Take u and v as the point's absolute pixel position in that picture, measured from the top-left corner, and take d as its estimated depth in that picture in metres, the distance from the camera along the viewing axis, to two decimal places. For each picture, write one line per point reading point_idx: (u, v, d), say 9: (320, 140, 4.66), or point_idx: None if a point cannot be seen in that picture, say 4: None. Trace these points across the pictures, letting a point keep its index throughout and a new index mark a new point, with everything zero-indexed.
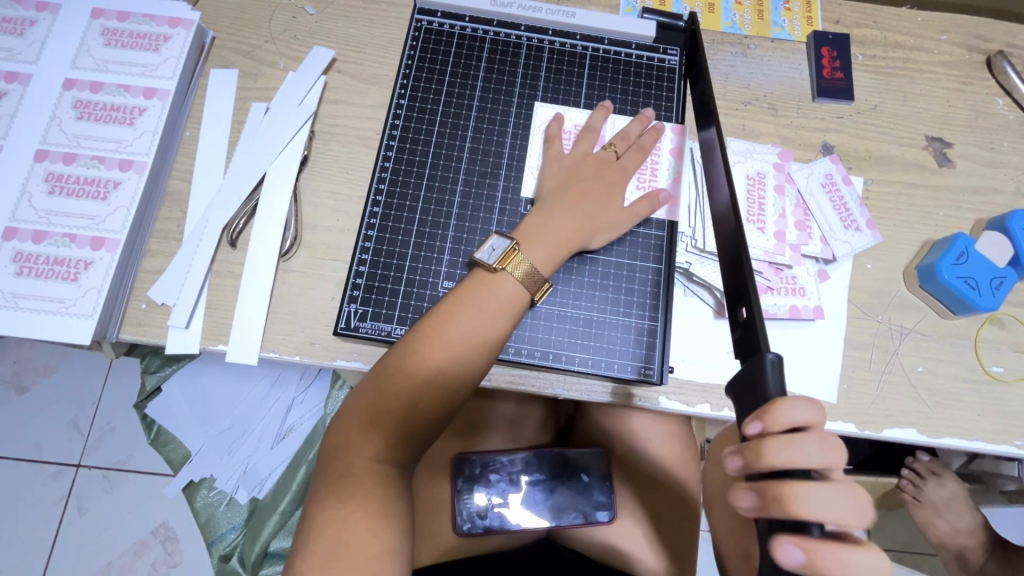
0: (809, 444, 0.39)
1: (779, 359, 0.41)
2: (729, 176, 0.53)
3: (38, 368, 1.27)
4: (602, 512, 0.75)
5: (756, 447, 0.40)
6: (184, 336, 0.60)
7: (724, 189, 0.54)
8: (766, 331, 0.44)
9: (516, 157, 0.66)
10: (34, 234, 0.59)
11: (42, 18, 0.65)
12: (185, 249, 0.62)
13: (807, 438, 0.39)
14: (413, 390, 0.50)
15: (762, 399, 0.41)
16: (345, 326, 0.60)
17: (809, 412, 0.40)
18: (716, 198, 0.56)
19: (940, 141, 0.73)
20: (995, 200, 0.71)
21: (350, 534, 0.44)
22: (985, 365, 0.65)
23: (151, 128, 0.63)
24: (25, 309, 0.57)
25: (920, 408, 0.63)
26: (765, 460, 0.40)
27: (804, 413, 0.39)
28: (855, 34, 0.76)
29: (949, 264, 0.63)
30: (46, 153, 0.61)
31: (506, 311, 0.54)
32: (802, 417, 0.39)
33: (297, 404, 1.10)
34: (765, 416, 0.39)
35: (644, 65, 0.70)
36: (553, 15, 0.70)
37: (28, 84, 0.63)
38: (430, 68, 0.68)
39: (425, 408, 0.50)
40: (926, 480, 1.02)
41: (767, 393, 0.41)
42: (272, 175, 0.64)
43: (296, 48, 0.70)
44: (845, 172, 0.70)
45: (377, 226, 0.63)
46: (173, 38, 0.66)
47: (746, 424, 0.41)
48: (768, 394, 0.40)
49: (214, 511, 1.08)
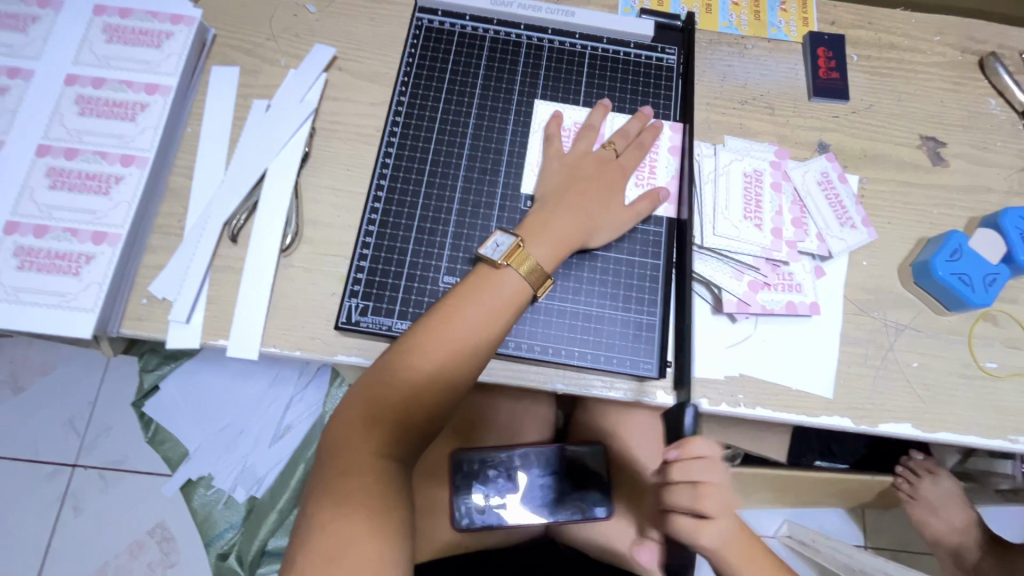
0: (699, 470, 0.56)
1: None
2: None
3: (35, 367, 1.27)
4: (600, 509, 0.75)
5: (667, 468, 0.57)
6: (185, 331, 0.60)
7: None
8: None
9: (516, 154, 0.67)
10: (35, 229, 0.59)
11: (45, 14, 0.66)
12: (186, 244, 0.62)
13: (702, 466, 0.55)
14: (417, 385, 0.51)
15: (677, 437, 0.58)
16: (347, 320, 0.60)
17: (706, 451, 0.57)
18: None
19: (934, 140, 0.74)
20: (988, 198, 0.72)
21: (350, 533, 0.44)
22: (979, 361, 0.66)
23: (153, 124, 0.63)
24: (26, 303, 0.57)
25: (915, 403, 0.64)
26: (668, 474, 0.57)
27: (701, 450, 0.56)
28: (851, 36, 0.77)
29: (943, 261, 0.64)
30: (48, 148, 0.62)
31: (508, 306, 0.54)
32: (700, 452, 0.57)
33: (295, 403, 1.10)
34: (681, 446, 0.56)
35: (643, 64, 0.71)
36: (553, 14, 0.71)
37: (30, 80, 0.64)
38: (431, 66, 0.69)
39: (428, 403, 0.51)
40: (921, 478, 1.03)
41: None
42: (273, 171, 0.65)
43: (298, 45, 0.70)
44: (840, 170, 0.71)
45: (378, 222, 0.63)
46: (175, 35, 0.66)
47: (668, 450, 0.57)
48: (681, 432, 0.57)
49: (212, 509, 1.08)
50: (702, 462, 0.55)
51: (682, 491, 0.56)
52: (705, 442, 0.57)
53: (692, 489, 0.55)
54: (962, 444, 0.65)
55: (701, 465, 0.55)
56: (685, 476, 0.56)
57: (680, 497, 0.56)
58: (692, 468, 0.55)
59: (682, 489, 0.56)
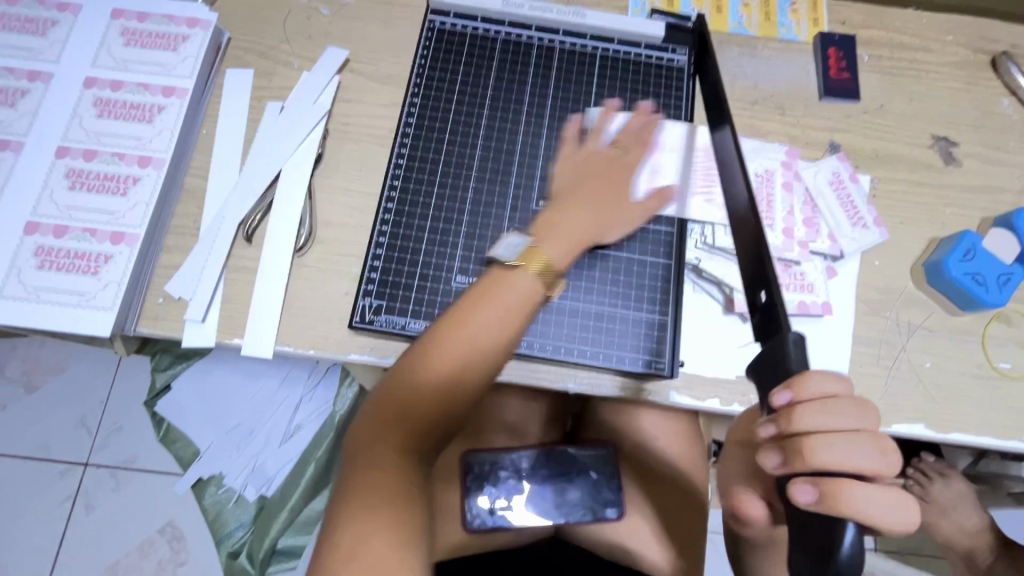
0: (842, 413, 0.39)
1: (801, 337, 0.42)
2: (747, 176, 0.53)
3: (48, 366, 1.28)
4: (610, 510, 0.76)
5: (784, 417, 0.39)
6: (200, 330, 0.61)
7: (741, 188, 0.54)
8: (786, 312, 0.44)
9: (528, 155, 0.67)
10: (55, 229, 0.60)
11: (63, 18, 0.67)
12: (202, 245, 0.63)
13: (844, 403, 0.39)
14: (437, 390, 0.51)
15: (784, 372, 0.42)
16: (361, 320, 0.61)
17: (836, 386, 0.40)
18: (732, 195, 0.56)
19: (946, 140, 0.74)
20: (1002, 198, 0.71)
21: (371, 528, 0.45)
22: (993, 361, 0.65)
23: (170, 126, 0.64)
24: (45, 302, 0.58)
25: (928, 404, 0.64)
26: (797, 426, 0.39)
27: (830, 384, 0.40)
28: (862, 36, 0.77)
29: (957, 260, 0.64)
30: (67, 150, 0.63)
31: (525, 307, 0.53)
32: (830, 391, 0.39)
33: (305, 402, 1.11)
34: (793, 385, 0.40)
35: (654, 65, 0.71)
36: (563, 16, 0.71)
37: (49, 83, 0.65)
38: (444, 68, 0.70)
39: (447, 407, 0.51)
40: (932, 480, 1.05)
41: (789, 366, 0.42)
42: (287, 172, 0.65)
43: (311, 48, 0.71)
44: (852, 170, 0.71)
45: (391, 223, 0.64)
46: (191, 38, 0.67)
47: (773, 394, 0.40)
48: (788, 361, 0.42)
49: (223, 508, 1.08)
50: (844, 402, 0.39)
51: (840, 461, 0.37)
52: (830, 375, 0.40)
53: (865, 453, 0.38)
54: (975, 445, 0.64)
55: (844, 404, 0.39)
56: (814, 423, 0.38)
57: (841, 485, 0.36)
58: (824, 411, 0.38)
59: (835, 455, 0.37)
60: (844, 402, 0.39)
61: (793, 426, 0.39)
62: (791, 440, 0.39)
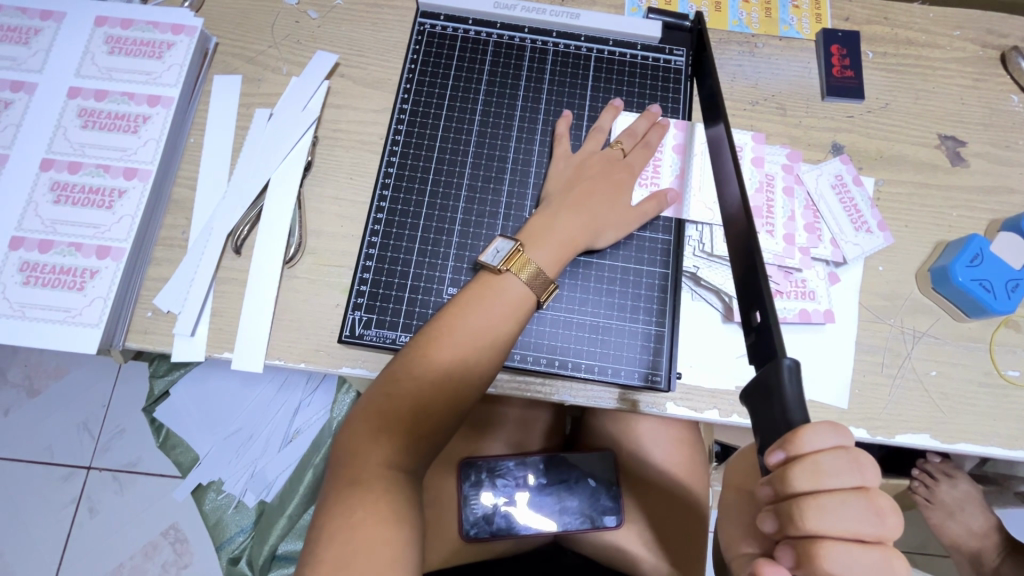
0: (838, 471, 0.37)
1: (796, 365, 0.39)
2: (739, 175, 0.51)
3: (48, 371, 1.28)
4: (610, 518, 0.74)
5: (779, 478, 0.38)
6: (189, 344, 0.60)
7: (733, 188, 0.52)
8: (783, 337, 0.42)
9: (521, 161, 0.65)
10: (40, 244, 0.59)
11: (47, 27, 0.65)
12: (190, 257, 0.62)
13: (836, 460, 0.37)
14: (421, 394, 0.50)
15: (781, 419, 0.39)
16: (350, 333, 0.60)
17: (836, 440, 0.38)
18: (726, 197, 0.54)
19: (953, 139, 0.71)
20: (1011, 200, 0.69)
21: (359, 541, 0.44)
22: (1001, 369, 0.64)
23: (155, 137, 0.63)
24: (31, 318, 0.57)
25: (934, 413, 0.62)
26: (791, 489, 0.37)
27: (830, 439, 0.37)
28: (866, 32, 0.75)
29: (963, 266, 0.62)
30: (51, 162, 0.62)
31: (513, 312, 0.53)
32: (828, 448, 0.37)
33: (304, 407, 1.11)
34: (787, 444, 0.37)
35: (650, 66, 0.69)
36: (557, 17, 0.69)
37: (33, 93, 0.63)
38: (434, 73, 0.68)
39: (432, 414, 0.50)
40: (938, 481, 1.02)
41: (786, 405, 0.39)
42: (276, 181, 0.64)
43: (299, 53, 0.70)
44: (855, 173, 0.69)
45: (381, 233, 0.63)
46: (177, 45, 0.66)
47: (768, 452, 0.38)
48: (786, 410, 0.38)
49: (222, 514, 1.08)
50: (836, 458, 0.37)
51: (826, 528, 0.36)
52: (827, 430, 0.37)
53: (856, 513, 0.36)
54: (983, 455, 0.63)
55: (837, 461, 0.37)
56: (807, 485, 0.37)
57: (829, 551, 0.36)
58: (816, 471, 0.37)
59: (825, 523, 0.36)
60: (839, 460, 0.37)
61: (787, 489, 0.37)
62: (785, 501, 0.38)
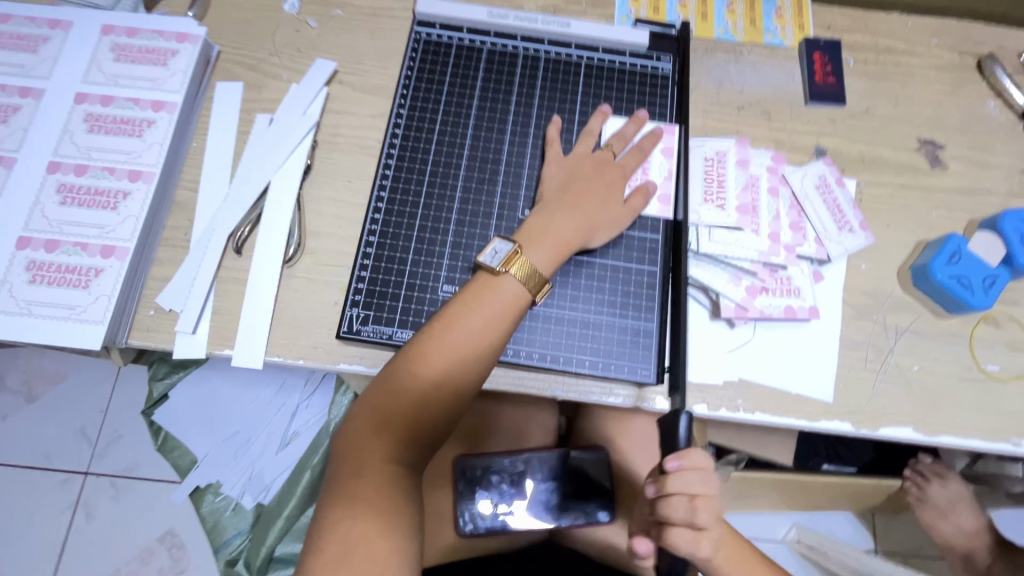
0: (690, 480, 0.53)
1: (690, 417, 0.55)
2: None
3: (48, 376, 1.29)
4: (603, 515, 0.75)
5: (663, 481, 0.53)
6: (191, 341, 0.61)
7: None
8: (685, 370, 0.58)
9: (514, 164, 0.68)
10: (47, 244, 0.61)
11: (55, 35, 0.68)
12: (192, 257, 0.64)
13: (694, 474, 0.53)
14: (421, 391, 0.51)
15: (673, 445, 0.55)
16: (348, 329, 0.61)
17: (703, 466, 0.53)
18: None
19: (933, 143, 0.74)
20: (989, 200, 0.72)
21: (358, 533, 0.45)
22: (981, 363, 0.65)
23: (160, 140, 0.65)
24: (37, 316, 0.58)
25: (916, 407, 0.64)
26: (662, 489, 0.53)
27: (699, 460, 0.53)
28: (847, 40, 0.78)
29: (943, 264, 0.64)
30: (58, 165, 0.63)
31: (509, 312, 0.55)
32: (695, 470, 0.53)
33: (302, 410, 1.12)
34: (681, 455, 0.53)
35: (638, 73, 0.72)
36: (548, 26, 0.72)
37: (41, 99, 0.65)
38: (430, 79, 0.70)
39: (431, 410, 0.52)
40: (930, 481, 1.03)
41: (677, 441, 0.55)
42: (276, 184, 0.66)
43: (300, 61, 0.72)
44: (838, 174, 0.71)
45: (378, 232, 0.65)
46: (181, 52, 0.68)
47: (666, 459, 0.53)
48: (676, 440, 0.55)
49: (220, 516, 1.09)
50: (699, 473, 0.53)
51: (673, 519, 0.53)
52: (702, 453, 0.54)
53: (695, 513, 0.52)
54: (966, 448, 0.64)
55: (693, 477, 0.53)
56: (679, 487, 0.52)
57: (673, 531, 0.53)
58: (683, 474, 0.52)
59: (676, 517, 0.53)
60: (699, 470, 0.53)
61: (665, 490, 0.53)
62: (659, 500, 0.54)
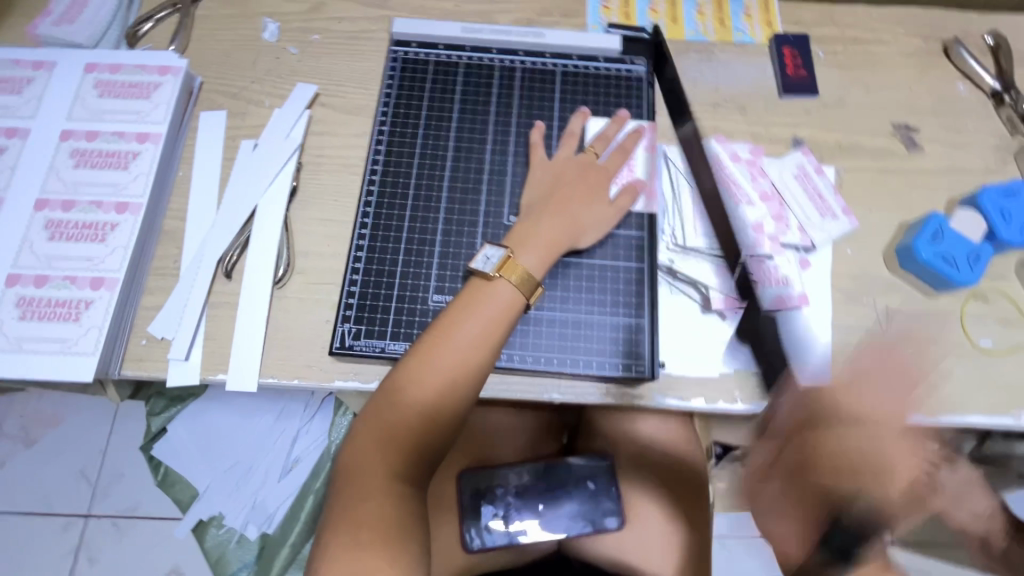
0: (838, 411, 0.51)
1: None
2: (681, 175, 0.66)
3: (46, 419, 1.28)
4: (610, 520, 0.76)
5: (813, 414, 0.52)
6: (184, 368, 0.61)
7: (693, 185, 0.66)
8: None
9: (497, 171, 0.69)
10: (36, 279, 0.61)
11: (39, 75, 0.69)
12: (182, 284, 0.64)
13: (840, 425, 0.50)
14: (427, 400, 0.51)
15: None
16: (341, 345, 0.61)
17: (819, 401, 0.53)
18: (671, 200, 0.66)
19: (907, 127, 0.75)
20: (967, 178, 0.73)
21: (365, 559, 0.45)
22: (974, 339, 0.66)
23: (145, 171, 0.66)
24: (28, 352, 0.58)
25: (913, 386, 0.64)
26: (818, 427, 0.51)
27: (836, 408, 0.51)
28: (815, 33, 0.80)
29: (927, 242, 0.65)
30: (45, 202, 0.64)
31: (504, 316, 0.55)
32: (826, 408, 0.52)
33: (302, 436, 1.11)
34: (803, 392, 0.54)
35: (613, 76, 0.74)
36: (522, 37, 0.74)
37: (27, 138, 0.66)
38: (409, 96, 0.72)
39: (437, 421, 0.52)
40: (940, 466, 1.02)
41: None
42: (263, 208, 0.66)
43: (281, 86, 0.73)
44: (816, 162, 0.72)
45: (366, 248, 0.65)
46: (163, 85, 0.69)
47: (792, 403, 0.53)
48: None
49: (224, 549, 1.08)
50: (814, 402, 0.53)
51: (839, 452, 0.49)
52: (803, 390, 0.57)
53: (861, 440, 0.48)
54: (966, 425, 0.64)
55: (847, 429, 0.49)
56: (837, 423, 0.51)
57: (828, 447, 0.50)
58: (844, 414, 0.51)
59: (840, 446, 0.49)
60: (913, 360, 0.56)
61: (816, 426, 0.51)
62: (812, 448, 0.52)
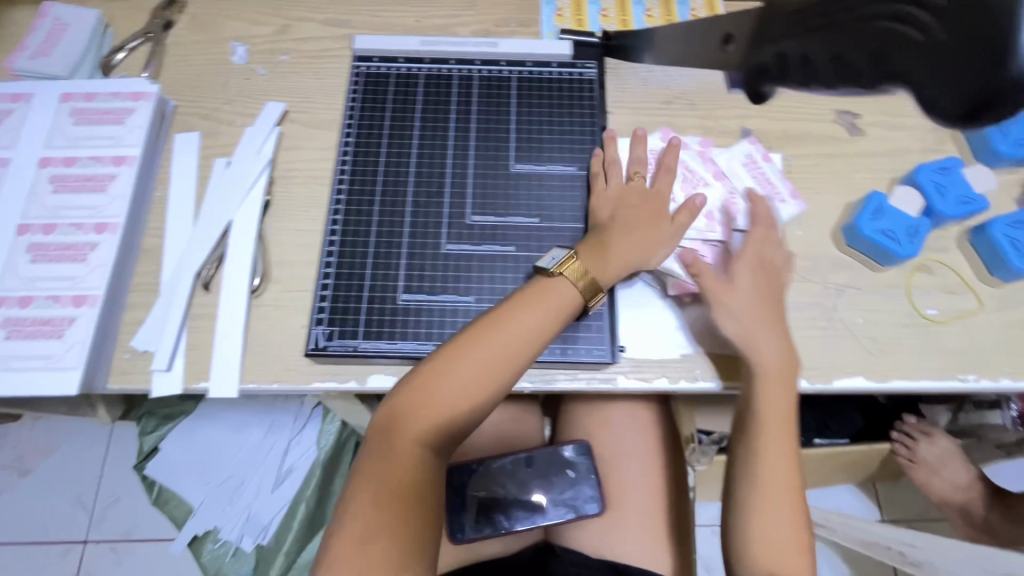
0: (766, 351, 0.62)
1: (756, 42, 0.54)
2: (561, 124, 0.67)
3: (40, 449, 1.30)
4: (590, 505, 0.78)
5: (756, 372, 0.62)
6: (167, 379, 0.63)
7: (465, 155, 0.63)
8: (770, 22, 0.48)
9: (459, 174, 0.72)
10: (20, 300, 0.64)
11: (17, 107, 0.72)
12: (163, 298, 0.66)
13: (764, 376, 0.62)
14: (474, 378, 0.54)
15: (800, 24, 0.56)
16: (315, 346, 0.64)
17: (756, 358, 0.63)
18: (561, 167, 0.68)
19: (849, 114, 0.79)
20: (907, 159, 0.77)
21: (379, 520, 0.48)
22: (920, 309, 0.69)
23: (122, 192, 0.69)
24: (15, 370, 0.61)
25: (864, 356, 0.67)
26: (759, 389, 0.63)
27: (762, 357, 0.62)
28: None
29: (868, 220, 0.69)
30: (27, 227, 0.67)
31: (562, 310, 0.59)
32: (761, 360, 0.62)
33: (293, 446, 1.11)
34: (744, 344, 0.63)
35: (565, 80, 0.78)
36: (478, 48, 0.78)
37: (7, 166, 0.69)
38: (372, 108, 0.75)
39: (477, 403, 0.54)
40: (917, 441, 1.05)
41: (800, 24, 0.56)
42: (237, 222, 0.69)
43: (251, 105, 0.77)
44: (763, 150, 0.75)
45: (337, 253, 0.68)
46: (137, 110, 0.72)
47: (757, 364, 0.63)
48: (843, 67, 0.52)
49: (221, 562, 1.10)
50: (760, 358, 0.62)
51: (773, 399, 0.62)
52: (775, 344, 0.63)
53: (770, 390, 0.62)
54: (917, 390, 0.67)
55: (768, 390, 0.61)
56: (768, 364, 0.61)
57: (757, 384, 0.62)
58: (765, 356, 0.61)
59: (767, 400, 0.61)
60: (776, 269, 0.66)
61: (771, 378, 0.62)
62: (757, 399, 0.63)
